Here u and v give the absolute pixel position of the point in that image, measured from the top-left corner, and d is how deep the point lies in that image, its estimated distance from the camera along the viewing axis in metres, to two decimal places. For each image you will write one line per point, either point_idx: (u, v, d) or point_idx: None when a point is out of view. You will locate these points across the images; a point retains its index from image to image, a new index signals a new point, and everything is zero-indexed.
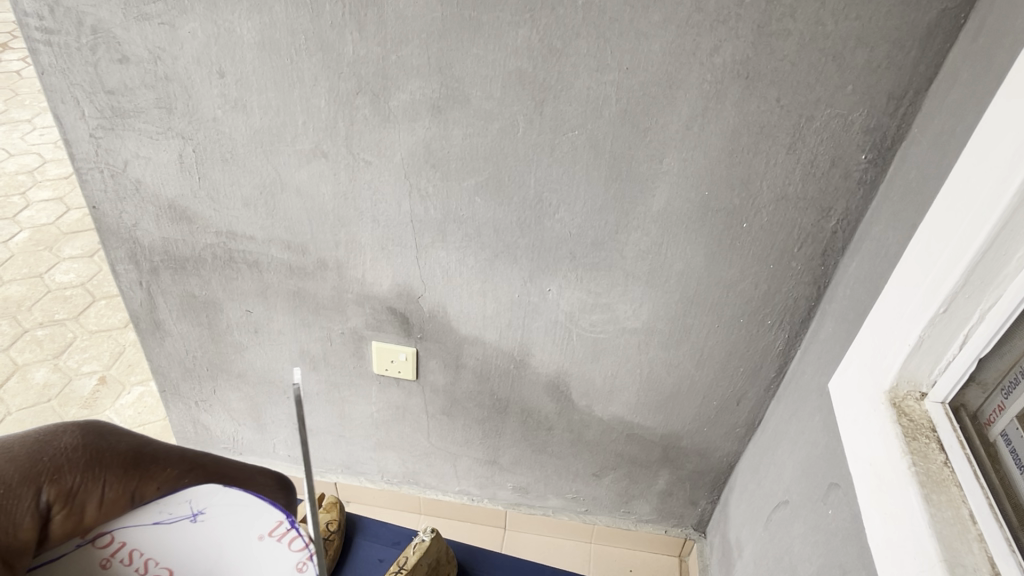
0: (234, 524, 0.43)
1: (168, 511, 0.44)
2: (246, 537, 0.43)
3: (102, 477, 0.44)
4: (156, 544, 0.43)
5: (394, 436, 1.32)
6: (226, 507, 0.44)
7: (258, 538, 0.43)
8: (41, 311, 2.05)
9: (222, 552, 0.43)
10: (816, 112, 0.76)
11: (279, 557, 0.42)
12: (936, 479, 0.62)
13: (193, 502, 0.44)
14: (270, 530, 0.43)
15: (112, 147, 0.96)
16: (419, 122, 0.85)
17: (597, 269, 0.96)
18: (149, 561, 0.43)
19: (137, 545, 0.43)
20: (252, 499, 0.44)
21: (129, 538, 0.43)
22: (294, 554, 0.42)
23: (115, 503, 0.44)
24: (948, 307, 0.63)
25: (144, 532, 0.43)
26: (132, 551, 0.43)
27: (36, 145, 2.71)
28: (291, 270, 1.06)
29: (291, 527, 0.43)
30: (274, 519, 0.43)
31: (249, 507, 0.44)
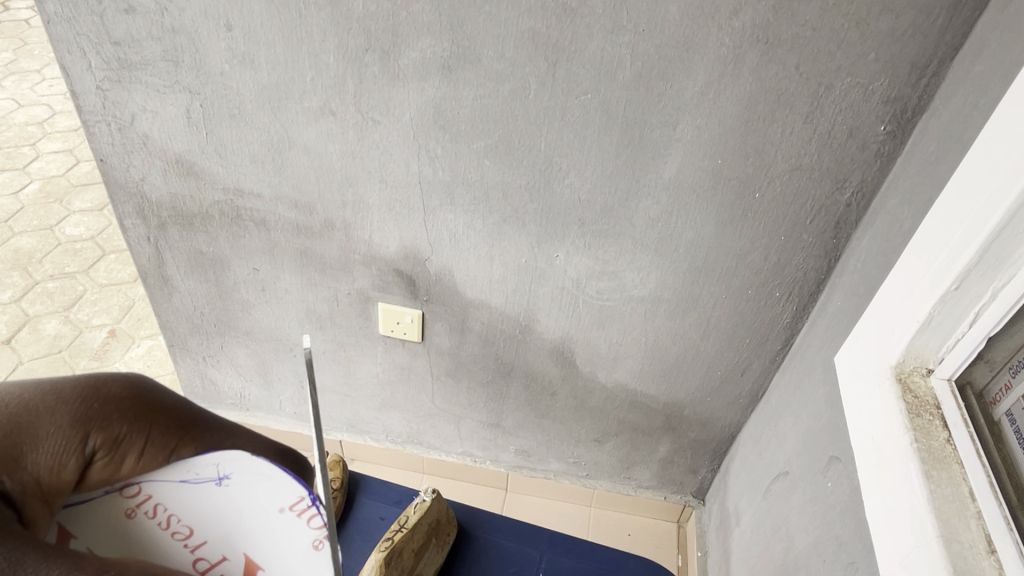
0: (254, 493, 0.40)
1: (196, 471, 0.41)
2: (266, 508, 0.39)
3: (147, 429, 0.41)
4: (178, 502, 0.40)
5: (399, 396, 1.34)
6: (250, 475, 0.40)
7: (279, 511, 0.39)
8: (52, 264, 2.06)
9: (241, 518, 0.40)
10: (836, 81, 0.74)
11: (298, 533, 0.38)
12: (937, 456, 0.62)
13: (222, 464, 0.41)
14: (292, 504, 0.39)
15: (119, 100, 0.95)
16: (429, 81, 0.83)
17: (605, 236, 0.95)
18: (171, 517, 0.40)
19: (162, 500, 0.40)
20: (275, 469, 0.40)
21: (155, 492, 0.41)
22: (311, 531, 0.38)
23: (154, 456, 0.41)
24: (960, 286, 0.62)
25: (170, 488, 0.41)
26: (157, 505, 0.40)
27: (46, 97, 2.69)
28: (298, 229, 1.06)
29: (310, 504, 0.38)
30: (295, 493, 0.39)
31: (269, 479, 0.40)
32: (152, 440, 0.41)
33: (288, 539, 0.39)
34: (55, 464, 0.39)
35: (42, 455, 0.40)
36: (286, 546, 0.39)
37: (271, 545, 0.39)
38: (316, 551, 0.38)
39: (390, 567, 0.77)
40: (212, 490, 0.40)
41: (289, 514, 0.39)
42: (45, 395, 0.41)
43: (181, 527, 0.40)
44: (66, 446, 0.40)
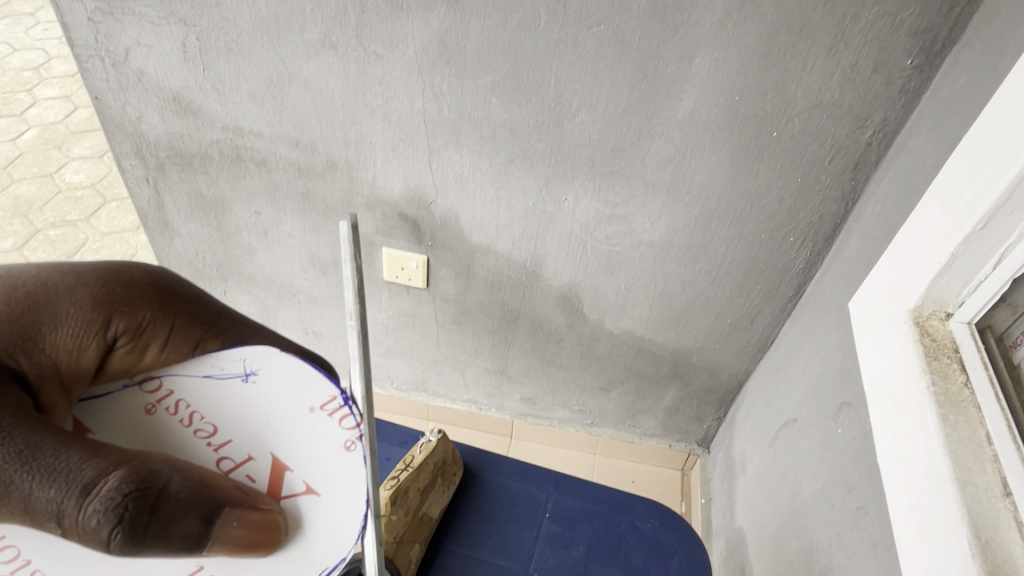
0: (283, 391, 0.45)
1: (222, 366, 0.46)
2: (294, 408, 0.44)
3: (171, 324, 0.52)
4: (203, 399, 0.45)
5: (404, 343, 1.33)
6: (279, 373, 0.45)
7: (309, 410, 0.44)
8: (53, 211, 2.04)
9: (267, 417, 0.44)
10: (862, 10, 0.70)
11: (329, 431, 0.43)
12: (954, 399, 0.60)
13: (248, 362, 0.46)
14: (322, 404, 0.44)
15: (112, 33, 0.91)
16: (434, 12, 0.79)
17: (616, 177, 0.93)
18: (194, 414, 0.45)
19: (184, 397, 0.45)
20: (307, 369, 0.45)
21: (177, 389, 0.46)
22: (343, 431, 0.43)
23: (176, 349, 0.48)
24: (986, 225, 0.59)
25: (195, 385, 0.46)
26: (179, 401, 0.45)
27: (41, 41, 2.63)
28: (300, 170, 1.03)
29: (342, 403, 0.43)
30: (327, 393, 0.44)
31: (305, 378, 0.45)
32: (175, 333, 0.50)
33: (318, 435, 0.43)
34: (78, 349, 0.49)
35: (66, 342, 0.50)
36: (316, 442, 0.43)
37: (299, 443, 0.43)
38: (348, 451, 0.42)
39: (396, 508, 0.77)
40: (239, 387, 0.45)
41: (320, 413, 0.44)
42: (76, 291, 0.52)
43: (204, 425, 0.44)
44: (90, 334, 0.51)
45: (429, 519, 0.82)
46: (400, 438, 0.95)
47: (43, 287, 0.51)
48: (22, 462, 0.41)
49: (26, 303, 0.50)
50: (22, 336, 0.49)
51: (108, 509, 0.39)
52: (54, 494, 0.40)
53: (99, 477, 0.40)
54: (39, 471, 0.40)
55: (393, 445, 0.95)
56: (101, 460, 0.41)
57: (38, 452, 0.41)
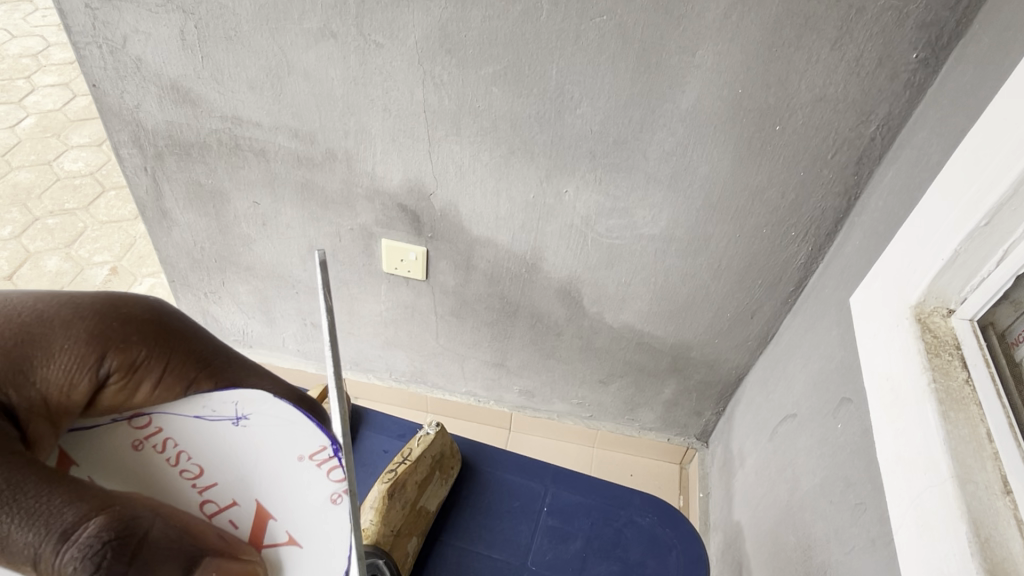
0: (274, 437, 0.42)
1: (214, 409, 0.44)
2: (283, 455, 0.42)
3: (164, 362, 0.48)
4: (192, 440, 0.43)
5: (403, 335, 1.32)
6: (271, 420, 0.43)
7: (298, 458, 0.41)
8: (51, 200, 2.03)
9: (255, 463, 0.42)
10: (868, 3, 0.69)
11: (316, 482, 0.40)
12: (955, 397, 0.60)
13: (240, 405, 0.43)
14: (312, 453, 0.41)
15: (110, 20, 0.90)
16: (435, 1, 0.78)
17: (617, 169, 0.92)
18: (181, 454, 0.43)
19: (173, 436, 0.43)
20: (299, 417, 0.42)
21: (166, 427, 0.44)
22: (330, 484, 0.40)
23: (168, 389, 0.46)
24: (990, 221, 0.59)
25: (186, 426, 0.44)
26: (166, 439, 0.43)
27: (39, 28, 2.61)
28: (300, 160, 1.02)
29: (332, 453, 0.40)
30: (318, 442, 0.41)
31: (298, 426, 0.42)
32: (170, 372, 0.47)
33: (305, 485, 0.40)
34: (71, 384, 0.45)
35: (58, 373, 0.45)
36: (301, 493, 0.40)
37: (285, 491, 0.41)
38: (334, 505, 0.39)
39: (393, 501, 0.77)
40: (230, 430, 0.43)
41: (309, 463, 0.41)
42: (69, 317, 0.47)
43: (191, 466, 0.42)
44: (82, 366, 0.46)
45: (427, 513, 0.82)
46: (399, 431, 0.95)
47: (35, 311, 0.46)
48: (0, 500, 0.37)
49: (16, 329, 0.45)
50: (11, 365, 0.44)
51: (85, 556, 0.36)
52: (31, 538, 0.36)
53: (79, 521, 0.37)
54: (17, 511, 0.37)
55: (391, 438, 0.94)
56: (83, 503, 0.37)
57: (20, 491, 0.37)
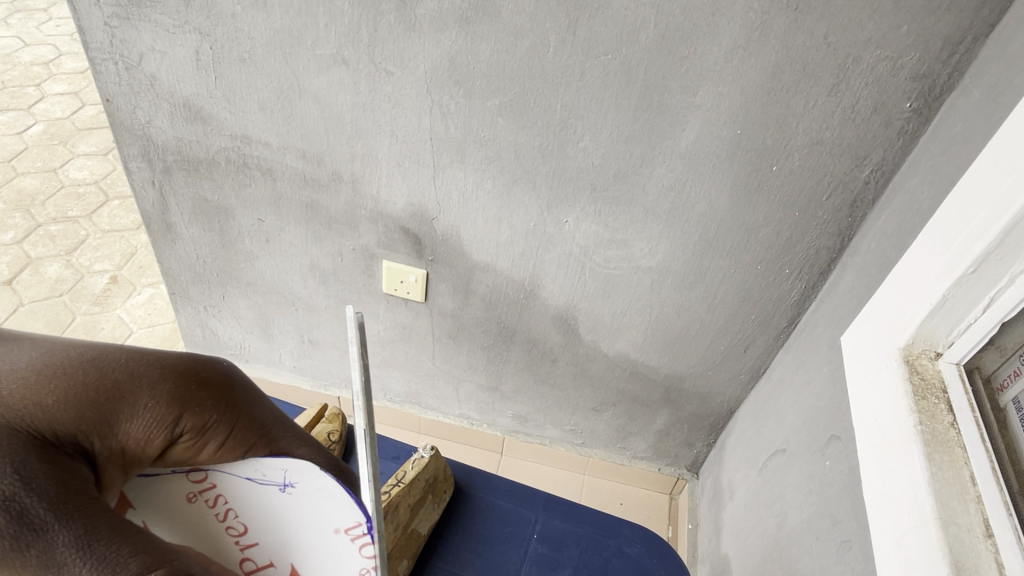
0: (315, 508, 0.44)
1: (263, 472, 0.45)
2: (322, 524, 0.44)
3: (232, 423, 0.47)
4: (240, 499, 0.45)
5: (400, 356, 1.33)
6: (315, 490, 0.44)
7: (335, 530, 0.43)
8: (54, 207, 2.04)
9: (300, 530, 0.45)
10: (864, 53, 0.71)
11: (348, 554, 0.43)
12: (940, 439, 0.61)
13: (287, 473, 0.44)
14: (348, 527, 0.42)
15: (127, 38, 0.92)
16: (446, 34, 0.81)
17: (617, 202, 0.94)
18: (229, 511, 0.45)
19: (224, 493, 0.46)
20: (338, 491, 0.43)
21: (219, 484, 0.45)
22: (361, 559, 0.42)
23: (230, 452, 0.46)
24: (977, 269, 0.61)
25: (237, 485, 0.45)
26: (218, 496, 0.46)
27: (52, 37, 2.65)
28: (306, 181, 1.04)
29: (364, 532, 0.42)
30: (353, 519, 0.42)
31: (334, 500, 0.43)
32: (234, 435, 0.47)
33: (347, 555, 0.43)
34: (145, 437, 0.44)
35: (135, 423, 0.44)
36: (337, 559, 0.44)
37: (329, 557, 0.44)
38: None
39: (387, 523, 0.77)
40: (279, 496, 0.45)
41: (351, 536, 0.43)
42: (152, 369, 0.46)
43: (236, 524, 0.45)
44: (161, 423, 0.45)
45: (417, 536, 0.82)
46: (393, 453, 0.96)
47: (124, 366, 0.45)
48: (76, 545, 0.36)
49: (104, 382, 0.44)
50: (93, 413, 0.43)
51: None
52: None
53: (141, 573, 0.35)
54: (89, 556, 0.36)
55: (386, 460, 0.95)
56: (148, 556, 0.36)
57: (93, 538, 0.36)
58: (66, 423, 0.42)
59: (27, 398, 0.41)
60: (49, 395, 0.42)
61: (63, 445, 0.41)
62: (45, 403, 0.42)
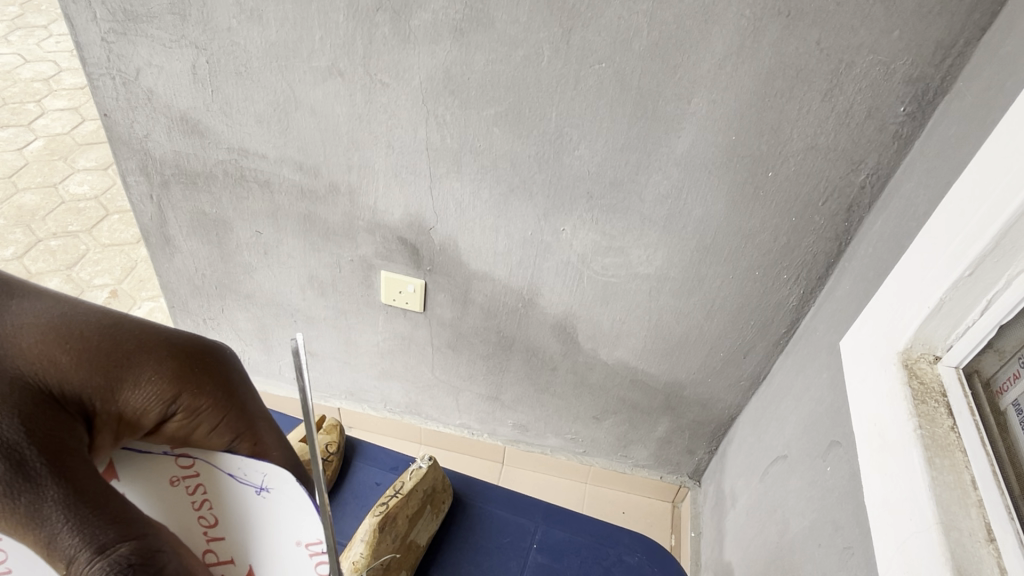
0: (283, 517, 0.41)
1: (244, 470, 0.42)
2: (285, 534, 0.41)
3: (224, 411, 0.48)
4: (218, 492, 0.42)
5: (399, 366, 1.33)
6: (287, 498, 0.41)
7: (295, 542, 0.41)
8: (54, 222, 2.05)
9: (264, 535, 0.42)
10: (857, 58, 0.72)
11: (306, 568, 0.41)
12: (941, 443, 0.61)
13: (266, 476, 0.41)
14: (307, 541, 0.40)
15: (124, 53, 0.93)
16: (440, 44, 0.81)
17: (614, 210, 0.94)
18: (205, 501, 0.43)
19: (205, 483, 0.43)
20: (309, 502, 0.40)
21: (203, 474, 0.42)
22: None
23: (219, 437, 0.47)
24: (973, 271, 0.61)
25: (219, 476, 0.42)
26: (199, 484, 0.43)
27: (52, 53, 2.67)
28: (303, 193, 1.05)
29: (322, 551, 0.40)
30: (314, 536, 0.40)
31: (308, 515, 0.40)
32: (224, 422, 0.48)
33: (303, 569, 0.41)
34: (143, 407, 0.45)
35: (136, 393, 0.45)
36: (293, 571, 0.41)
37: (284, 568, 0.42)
38: None
39: (384, 535, 0.77)
40: (254, 496, 0.42)
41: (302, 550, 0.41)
42: (161, 346, 0.48)
43: (208, 515, 0.42)
44: (160, 397, 0.46)
45: (416, 547, 0.82)
46: (392, 463, 0.95)
47: (136, 338, 0.47)
48: (64, 503, 0.37)
49: (113, 351, 0.46)
50: (101, 377, 0.45)
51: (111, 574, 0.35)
52: (73, 542, 0.36)
53: (117, 540, 0.36)
54: (73, 516, 0.36)
55: (384, 471, 0.94)
56: (125, 525, 0.37)
57: (80, 499, 0.37)
58: (74, 384, 0.44)
59: (42, 355, 0.43)
60: (64, 355, 0.44)
61: (67, 403, 0.43)
62: (59, 360, 0.44)
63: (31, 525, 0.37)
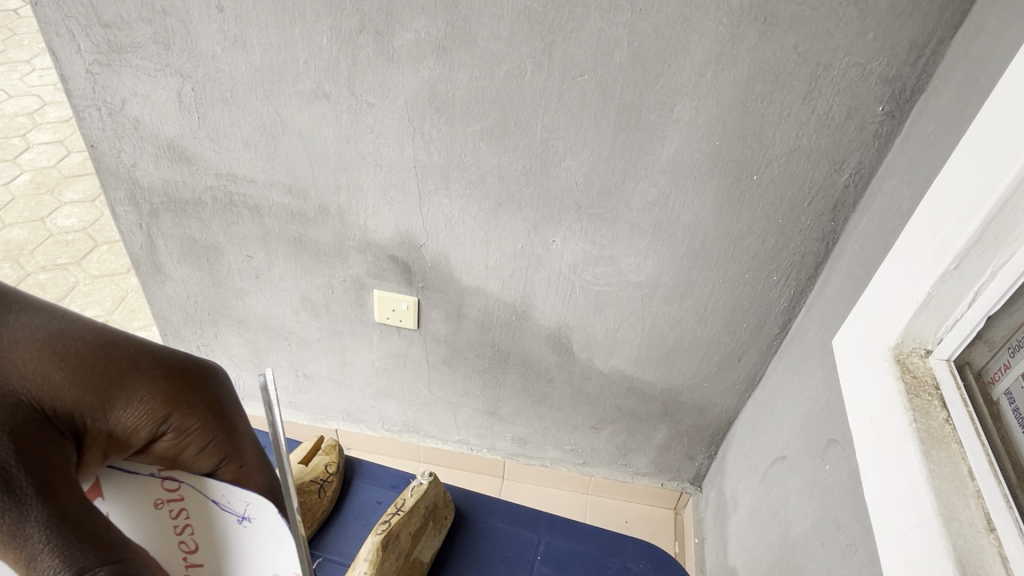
0: (264, 549, 0.41)
1: (227, 499, 0.41)
2: (264, 564, 0.42)
3: (214, 432, 0.48)
4: (201, 519, 0.43)
5: (395, 385, 1.33)
6: (268, 533, 0.41)
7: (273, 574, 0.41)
8: (43, 256, 2.04)
9: (243, 561, 0.42)
10: (834, 60, 0.73)
11: None
12: (936, 436, 0.61)
13: (247, 507, 0.41)
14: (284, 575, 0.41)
15: (109, 84, 0.93)
16: (424, 63, 0.82)
17: (603, 220, 0.95)
18: (187, 526, 0.43)
19: (189, 508, 0.43)
20: (289, 539, 0.40)
21: (187, 499, 0.43)
22: None
23: (208, 458, 0.47)
24: (959, 264, 0.62)
25: (203, 503, 0.42)
26: (182, 509, 0.43)
27: (36, 87, 2.67)
28: (293, 215, 1.05)
29: None
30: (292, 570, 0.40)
31: (285, 550, 0.40)
32: (213, 443, 0.47)
33: None
34: (133, 425, 0.45)
35: (128, 412, 0.45)
36: None
37: None
38: None
39: (387, 552, 0.77)
40: (234, 525, 0.42)
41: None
42: (156, 366, 0.48)
43: (190, 540, 0.43)
44: (152, 416, 0.46)
45: (420, 564, 0.82)
46: (392, 481, 0.95)
47: (131, 357, 0.47)
48: (47, 524, 0.36)
49: (107, 368, 0.46)
50: (93, 395, 0.45)
51: None
52: (53, 562, 0.35)
53: (96, 564, 0.35)
54: (56, 537, 0.35)
55: (384, 489, 0.94)
56: (109, 549, 0.36)
57: (65, 520, 0.36)
58: (67, 401, 0.43)
59: (36, 371, 0.43)
60: (59, 372, 0.44)
61: (58, 420, 0.43)
62: (53, 377, 0.44)
63: (14, 545, 0.35)
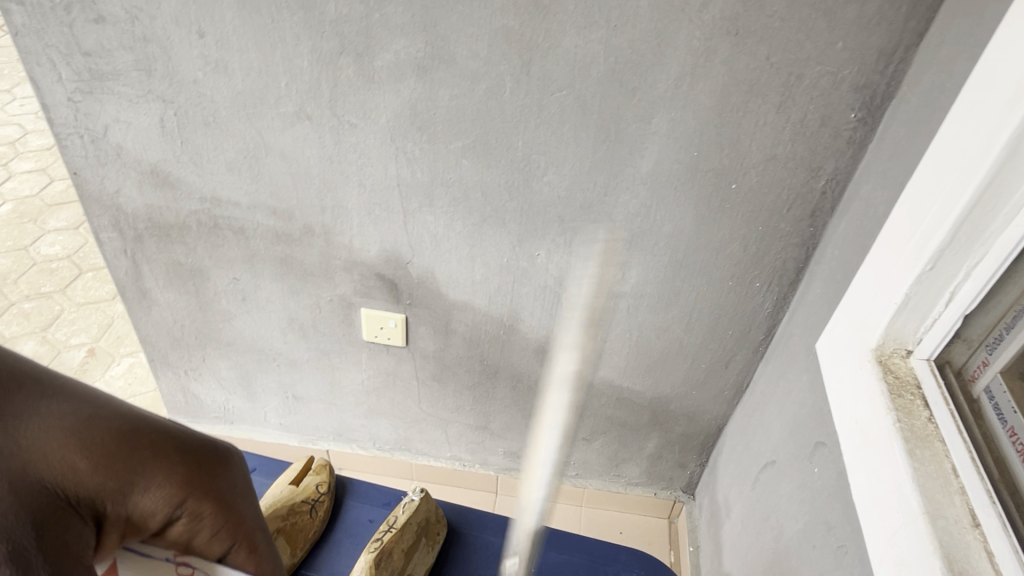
0: None
1: None
2: None
3: (226, 519, 0.50)
4: None
5: (386, 403, 1.33)
6: None
7: None
8: (27, 284, 2.02)
9: None
10: (806, 70, 0.75)
11: None
12: (920, 435, 0.62)
13: None
14: None
15: (91, 111, 0.94)
16: (404, 83, 0.83)
17: (586, 232, 0.96)
18: None
19: None
20: None
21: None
22: None
23: (220, 540, 0.50)
24: (934, 265, 0.63)
25: None
26: None
27: (17, 116, 2.67)
28: (278, 236, 1.05)
29: None
30: None
31: None
32: (224, 530, 0.50)
33: None
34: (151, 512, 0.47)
35: (146, 497, 0.47)
36: None
37: None
38: None
39: (380, 570, 0.77)
40: None
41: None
42: (175, 453, 0.49)
43: None
44: (169, 502, 0.47)
45: None
46: (383, 499, 0.95)
47: (152, 444, 0.48)
48: None
49: (129, 455, 0.47)
50: (113, 482, 0.45)
51: None
52: None
53: None
54: None
55: (375, 507, 0.94)
56: None
57: None
58: (88, 489, 0.44)
59: (63, 461, 0.43)
60: (83, 459, 0.44)
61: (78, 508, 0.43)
62: (76, 464, 0.44)
63: None
